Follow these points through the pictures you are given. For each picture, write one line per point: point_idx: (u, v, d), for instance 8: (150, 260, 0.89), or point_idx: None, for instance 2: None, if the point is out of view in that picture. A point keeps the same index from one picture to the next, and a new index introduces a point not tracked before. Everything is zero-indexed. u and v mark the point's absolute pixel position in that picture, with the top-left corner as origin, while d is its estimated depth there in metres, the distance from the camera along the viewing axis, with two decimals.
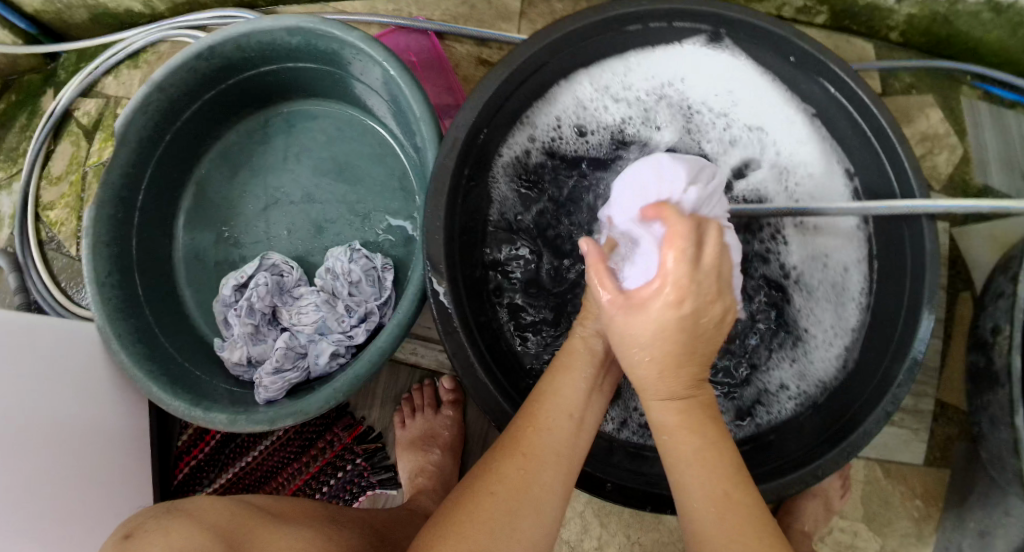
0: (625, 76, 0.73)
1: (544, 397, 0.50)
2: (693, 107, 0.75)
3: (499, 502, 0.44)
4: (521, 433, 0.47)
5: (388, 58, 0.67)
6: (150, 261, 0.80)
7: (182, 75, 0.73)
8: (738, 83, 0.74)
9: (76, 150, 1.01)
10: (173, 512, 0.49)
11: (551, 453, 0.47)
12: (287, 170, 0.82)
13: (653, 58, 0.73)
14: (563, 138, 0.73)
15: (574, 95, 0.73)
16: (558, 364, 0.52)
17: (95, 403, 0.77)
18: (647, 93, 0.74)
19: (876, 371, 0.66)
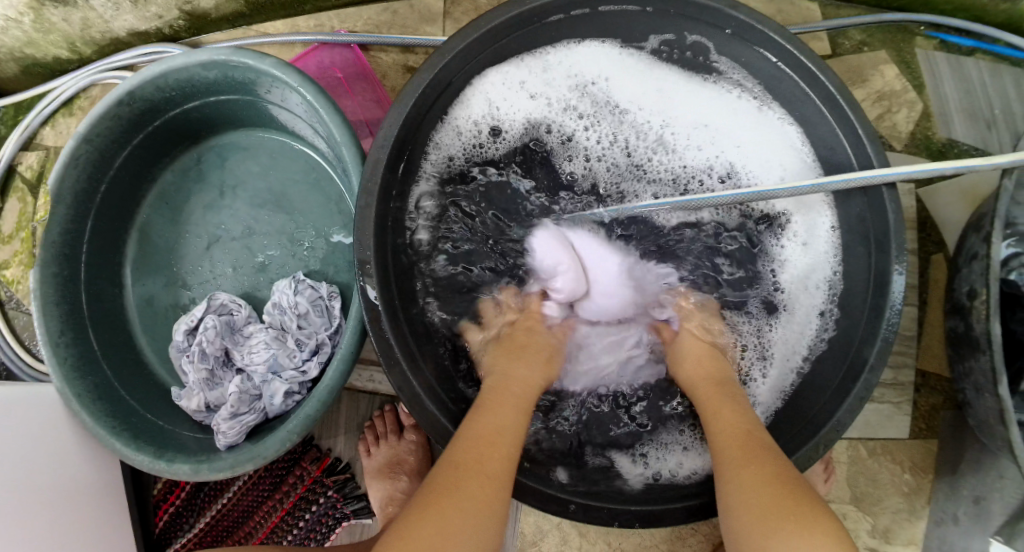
0: (539, 85, 0.71)
1: (493, 424, 0.55)
2: (613, 105, 0.73)
3: (459, 503, 0.48)
4: (481, 455, 0.52)
5: (303, 83, 0.65)
6: (102, 315, 0.78)
7: (106, 123, 0.71)
8: (654, 75, 0.72)
9: (24, 206, 0.99)
10: None
11: (501, 472, 0.52)
12: (224, 206, 0.81)
13: (565, 60, 0.71)
14: (483, 146, 0.71)
15: (492, 107, 0.70)
16: (501, 400, 0.58)
17: (64, 464, 0.76)
18: (560, 100, 0.72)
19: (844, 361, 0.65)
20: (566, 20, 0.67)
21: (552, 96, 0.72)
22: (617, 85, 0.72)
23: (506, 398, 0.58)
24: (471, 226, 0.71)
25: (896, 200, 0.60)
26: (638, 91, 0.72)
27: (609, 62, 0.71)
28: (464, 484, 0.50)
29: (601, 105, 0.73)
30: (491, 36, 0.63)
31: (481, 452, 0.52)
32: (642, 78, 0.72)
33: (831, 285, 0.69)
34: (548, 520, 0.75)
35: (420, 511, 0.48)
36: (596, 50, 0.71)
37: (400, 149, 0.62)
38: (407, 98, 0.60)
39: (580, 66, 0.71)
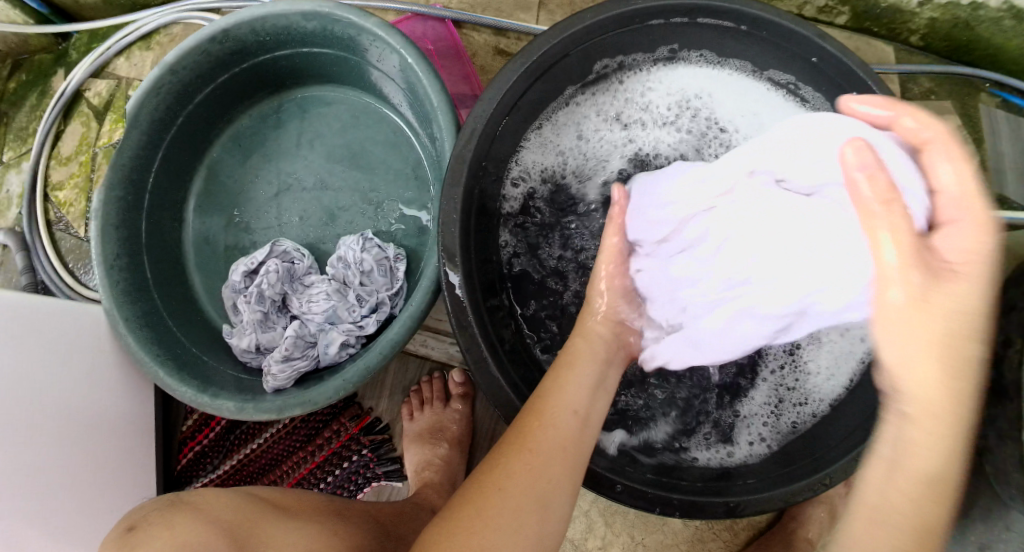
0: (626, 93, 0.75)
1: (545, 395, 0.53)
2: (704, 126, 0.75)
3: (506, 496, 0.46)
4: (526, 428, 0.50)
5: (405, 46, 0.66)
6: (159, 245, 0.79)
7: (195, 58, 0.72)
8: (750, 104, 0.74)
9: (86, 130, 1.00)
10: (178, 506, 0.50)
11: (553, 447, 0.49)
12: (299, 155, 0.82)
13: (663, 76, 0.75)
14: (567, 146, 0.74)
15: (580, 109, 0.74)
16: (562, 364, 0.56)
17: (99, 387, 0.76)
18: (655, 115, 0.75)
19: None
20: (664, 26, 0.68)
21: (640, 109, 0.75)
22: (705, 110, 0.75)
23: (564, 365, 0.56)
24: (546, 217, 0.73)
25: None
26: (731, 117, 0.74)
27: (697, 88, 0.75)
28: (509, 461, 0.48)
29: (693, 124, 0.75)
30: (595, 30, 0.65)
31: (526, 427, 0.50)
32: (735, 107, 0.74)
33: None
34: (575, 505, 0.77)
35: (465, 488, 0.48)
36: (686, 73, 0.75)
37: (505, 110, 0.64)
38: (509, 74, 0.61)
39: (676, 82, 0.75)
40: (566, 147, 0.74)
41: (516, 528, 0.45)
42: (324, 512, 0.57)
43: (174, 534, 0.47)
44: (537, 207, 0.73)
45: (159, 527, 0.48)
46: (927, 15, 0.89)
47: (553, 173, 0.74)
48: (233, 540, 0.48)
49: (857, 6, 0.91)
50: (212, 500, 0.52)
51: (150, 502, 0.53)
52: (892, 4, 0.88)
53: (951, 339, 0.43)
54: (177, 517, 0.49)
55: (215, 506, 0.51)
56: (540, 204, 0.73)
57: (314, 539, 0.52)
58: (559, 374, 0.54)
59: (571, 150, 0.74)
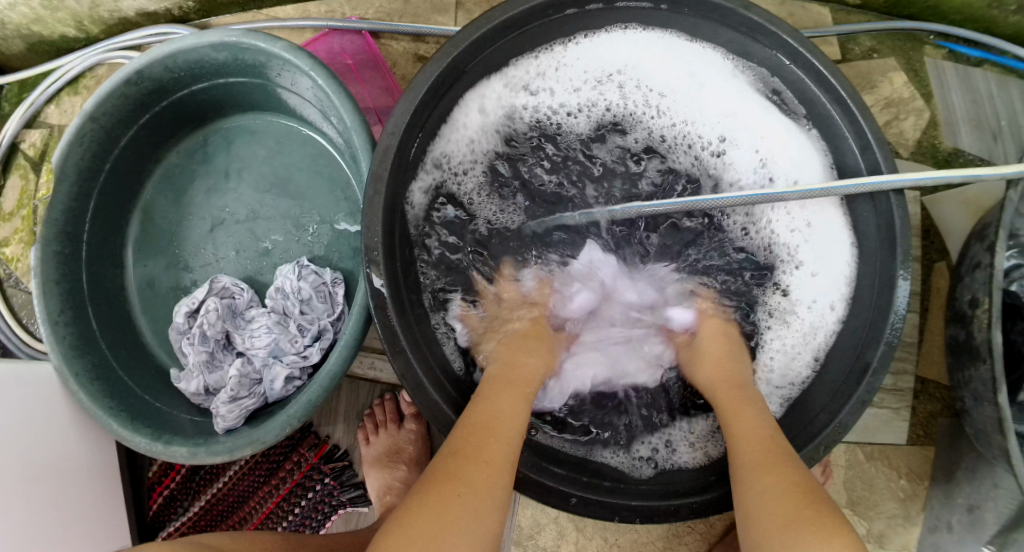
0: (551, 65, 0.71)
1: (488, 412, 0.55)
2: (638, 98, 0.73)
3: (465, 502, 0.48)
4: (484, 443, 0.52)
5: (314, 68, 0.65)
6: (102, 295, 0.77)
7: (114, 101, 0.71)
8: (681, 66, 0.71)
9: (25, 183, 0.98)
10: None
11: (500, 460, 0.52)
12: (229, 188, 0.80)
13: (591, 50, 0.71)
14: (495, 132, 0.72)
15: (504, 92, 0.71)
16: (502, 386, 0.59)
17: (59, 444, 0.75)
18: (588, 93, 0.73)
19: (849, 361, 0.65)
20: (582, 14, 0.68)
21: (565, 85, 0.72)
22: (635, 78, 0.72)
23: (507, 385, 0.59)
24: (484, 206, 0.73)
25: (903, 205, 0.60)
26: (664, 85, 0.72)
27: (628, 57, 0.71)
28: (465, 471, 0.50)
29: (625, 97, 0.73)
30: (509, 24, 0.63)
31: (480, 439, 0.52)
32: (668, 71, 0.71)
33: (841, 294, 0.68)
34: (545, 513, 0.76)
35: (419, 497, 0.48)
36: (617, 40, 0.70)
37: (419, 125, 0.63)
38: (420, 87, 0.60)
39: (607, 55, 0.71)
40: (495, 134, 0.72)
41: (475, 528, 0.47)
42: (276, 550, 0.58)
43: None
44: (473, 198, 0.73)
45: None
46: None
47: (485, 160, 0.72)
48: None
49: None
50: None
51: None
52: None
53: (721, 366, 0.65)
54: None
55: None
56: (474, 195, 0.72)
57: None
58: (512, 397, 0.58)
59: (502, 136, 0.73)
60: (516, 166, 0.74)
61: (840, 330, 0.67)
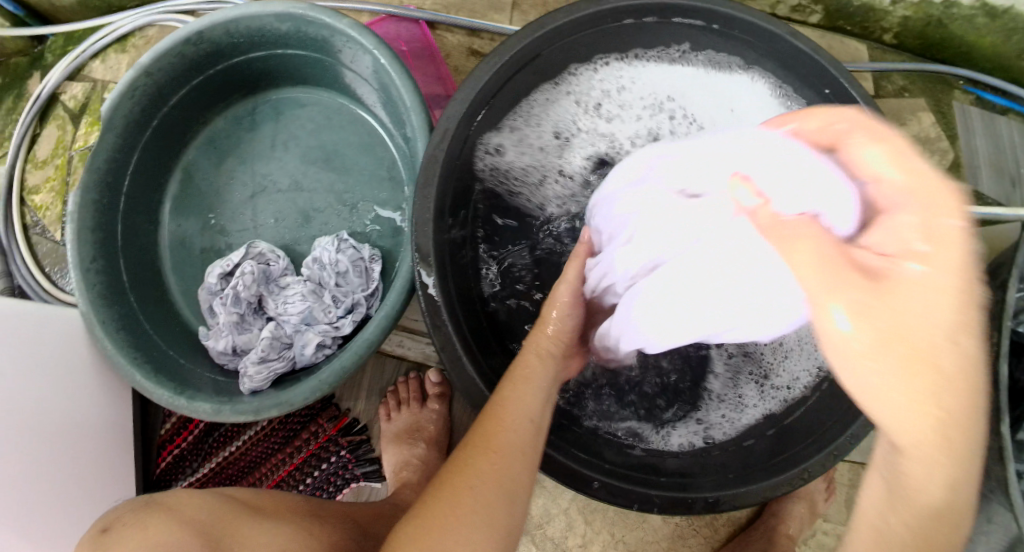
0: (602, 86, 0.74)
1: (504, 402, 0.53)
2: (682, 124, 0.74)
3: (476, 496, 0.48)
4: (488, 433, 0.51)
5: (378, 47, 0.67)
6: (135, 249, 0.78)
7: (169, 59, 0.72)
8: (728, 100, 0.74)
9: (62, 134, 0.99)
10: (152, 506, 0.53)
11: (514, 449, 0.51)
12: (274, 157, 0.82)
13: (646, 73, 0.74)
14: (539, 144, 0.73)
15: (553, 105, 0.73)
16: (515, 375, 0.56)
17: (77, 391, 0.76)
18: (633, 120, 0.74)
19: None
20: (636, 26, 0.70)
21: (617, 106, 0.74)
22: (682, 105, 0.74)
23: (522, 368, 0.57)
24: (523, 202, 0.74)
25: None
26: (708, 115, 0.74)
27: (679, 87, 0.74)
28: (474, 464, 0.50)
29: (673, 125, 0.74)
30: (568, 28, 0.66)
31: (492, 435, 0.51)
32: (714, 102, 0.74)
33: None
34: (556, 504, 0.79)
35: (434, 491, 0.49)
36: (669, 70, 0.74)
37: (480, 105, 0.65)
38: (478, 80, 0.62)
39: (662, 79, 0.74)
40: (538, 147, 0.73)
41: (487, 521, 0.47)
42: (301, 513, 0.60)
43: (148, 534, 0.49)
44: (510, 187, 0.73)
45: (131, 528, 0.50)
46: (899, 13, 0.89)
47: (527, 163, 0.73)
48: (205, 538, 0.50)
49: (831, 6, 0.90)
50: (185, 501, 0.54)
51: (126, 503, 0.55)
52: (865, 3, 0.88)
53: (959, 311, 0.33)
54: (149, 518, 0.51)
55: (189, 507, 0.53)
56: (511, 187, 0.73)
57: (287, 537, 0.54)
58: (520, 380, 0.55)
59: (544, 149, 0.74)
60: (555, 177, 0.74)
61: None
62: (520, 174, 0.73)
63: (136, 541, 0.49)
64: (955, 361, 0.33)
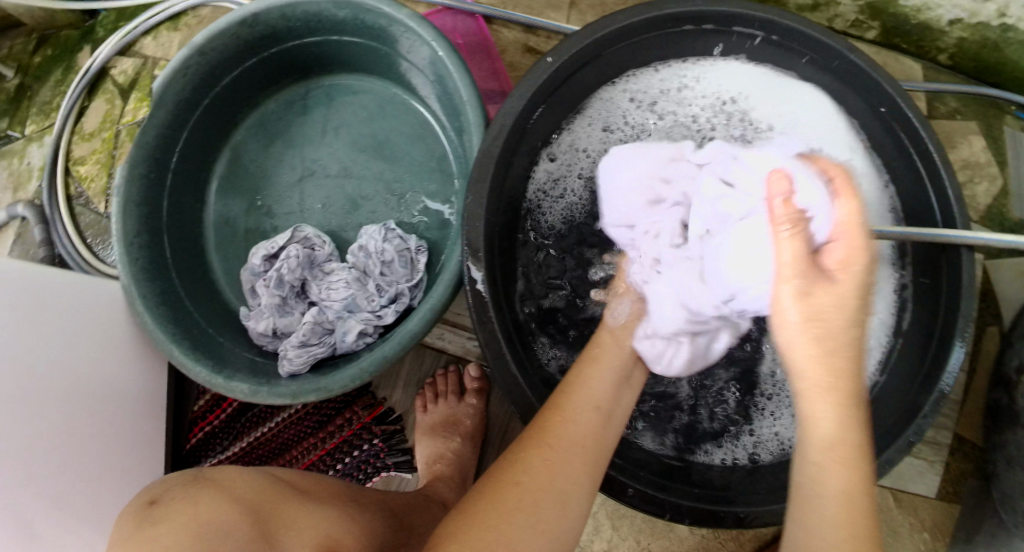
0: (662, 86, 0.74)
1: (569, 394, 0.55)
2: (740, 127, 0.74)
3: (528, 491, 0.47)
4: (548, 423, 0.52)
5: (436, 38, 0.67)
6: (180, 226, 0.79)
7: (224, 40, 0.72)
8: (789, 106, 0.73)
9: (110, 108, 1.00)
10: (202, 483, 0.54)
11: (573, 445, 0.51)
12: (324, 143, 0.82)
13: (711, 71, 0.74)
14: (596, 140, 0.74)
15: (614, 101, 0.73)
16: (587, 360, 0.59)
17: (116, 363, 0.76)
18: (688, 122, 0.75)
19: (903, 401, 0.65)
20: (695, 31, 0.68)
21: (673, 106, 0.74)
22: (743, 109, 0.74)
23: (588, 359, 0.59)
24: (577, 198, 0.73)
25: (972, 263, 0.61)
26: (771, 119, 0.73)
27: (743, 90, 0.73)
28: (528, 458, 0.50)
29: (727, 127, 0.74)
30: (630, 31, 0.65)
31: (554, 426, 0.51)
32: (774, 107, 0.73)
33: (890, 330, 0.70)
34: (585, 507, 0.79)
35: (487, 482, 0.49)
36: (735, 71, 0.73)
37: (539, 100, 0.65)
38: (532, 81, 0.62)
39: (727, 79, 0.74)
40: (595, 142, 0.73)
41: (535, 522, 0.46)
42: (343, 498, 0.60)
43: (198, 507, 0.50)
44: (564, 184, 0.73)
45: (182, 501, 0.51)
46: (955, 34, 0.87)
47: (582, 157, 0.73)
48: (254, 517, 0.51)
49: (887, 22, 0.89)
50: (236, 477, 0.56)
51: (176, 477, 0.57)
52: (923, 20, 0.86)
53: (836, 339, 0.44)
54: (199, 492, 0.52)
55: (238, 485, 0.55)
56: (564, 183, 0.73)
57: (331, 522, 0.55)
58: (587, 367, 0.57)
59: (600, 144, 0.74)
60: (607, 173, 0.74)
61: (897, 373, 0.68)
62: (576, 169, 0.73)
63: (187, 512, 0.50)
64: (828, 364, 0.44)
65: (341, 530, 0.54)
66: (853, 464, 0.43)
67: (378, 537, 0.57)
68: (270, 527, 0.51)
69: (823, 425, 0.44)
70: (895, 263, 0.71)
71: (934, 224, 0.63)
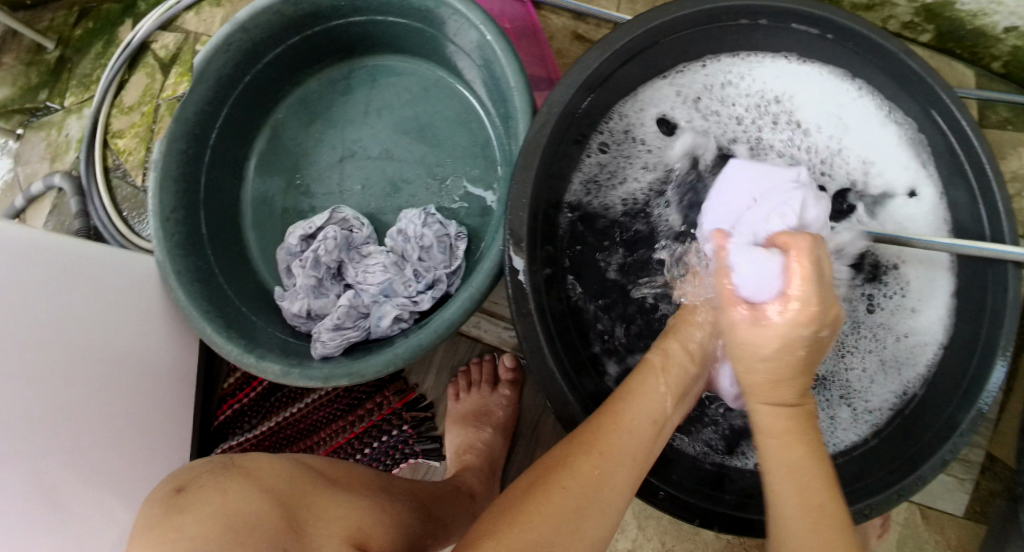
0: (705, 83, 0.72)
1: (629, 401, 0.53)
2: (785, 127, 0.72)
3: (572, 497, 0.46)
4: (601, 429, 0.50)
5: (486, 22, 0.66)
6: (216, 202, 0.79)
7: (267, 17, 0.72)
8: (835, 109, 0.71)
9: (150, 82, 1.00)
10: (228, 470, 0.50)
11: (623, 455, 0.49)
12: (366, 124, 0.81)
13: (756, 70, 0.72)
14: (635, 135, 0.72)
15: (655, 96, 0.72)
16: (649, 367, 0.56)
17: (147, 337, 0.76)
18: (731, 119, 0.73)
19: (941, 416, 0.63)
20: (752, 27, 0.67)
21: (716, 103, 0.73)
22: (788, 109, 0.72)
23: (653, 365, 0.56)
24: (614, 194, 0.72)
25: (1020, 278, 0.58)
26: (816, 119, 0.72)
27: (789, 90, 0.72)
28: (575, 462, 0.48)
29: (773, 127, 0.72)
30: (681, 23, 0.63)
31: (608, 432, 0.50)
32: (821, 108, 0.71)
33: (935, 341, 0.67)
34: None
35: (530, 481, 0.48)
36: (781, 70, 0.71)
37: (589, 89, 0.64)
38: (581, 69, 0.61)
39: (774, 77, 0.72)
40: (632, 137, 0.72)
41: (576, 529, 0.45)
42: (372, 488, 0.59)
43: (227, 498, 0.47)
44: (603, 177, 0.72)
45: (210, 489, 0.48)
46: (1011, 43, 0.82)
47: (619, 152, 0.72)
48: (283, 508, 0.48)
49: (942, 26, 0.85)
50: (263, 467, 0.52)
51: (202, 461, 0.52)
52: (978, 27, 0.82)
53: (782, 373, 0.52)
54: (226, 481, 0.49)
55: (266, 474, 0.51)
56: (600, 176, 0.72)
57: (360, 514, 0.54)
58: (648, 377, 0.55)
59: (638, 139, 0.73)
60: (643, 169, 0.73)
61: (935, 389, 0.65)
62: (613, 163, 0.72)
63: (214, 503, 0.46)
64: (770, 378, 0.53)
65: (367, 522, 0.53)
66: (795, 438, 0.50)
67: (404, 531, 0.57)
68: (300, 520, 0.48)
69: (761, 418, 0.53)
70: (948, 270, 0.67)
71: (983, 237, 0.61)
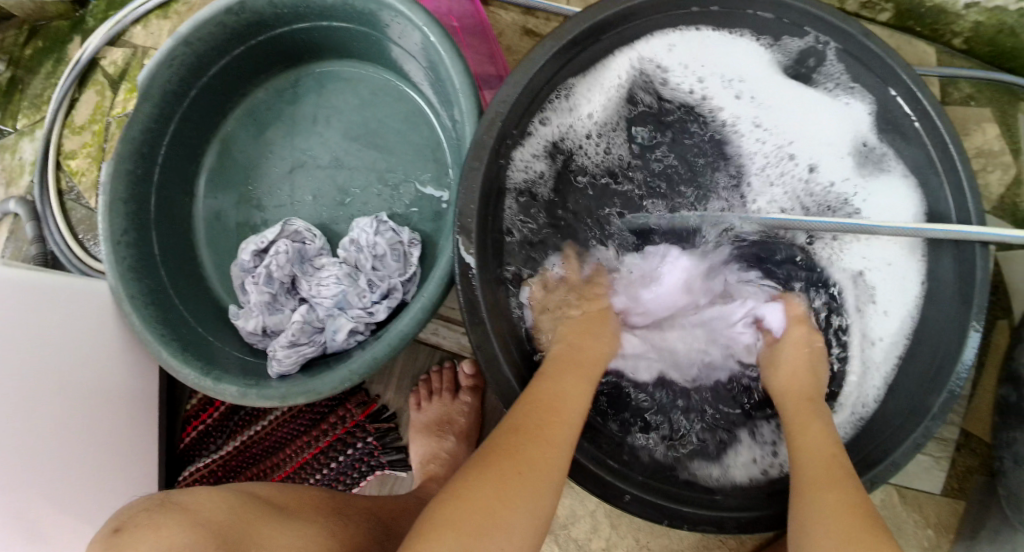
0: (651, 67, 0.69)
1: (558, 392, 0.53)
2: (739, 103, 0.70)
3: (526, 482, 0.46)
4: (543, 419, 0.50)
5: (429, 24, 0.65)
6: (168, 221, 0.77)
7: (210, 28, 0.70)
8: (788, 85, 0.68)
9: (100, 99, 0.98)
10: (166, 507, 0.49)
11: (548, 436, 0.49)
12: (315, 132, 0.80)
13: (703, 50, 0.68)
14: (580, 126, 0.69)
15: (600, 84, 0.68)
16: (568, 362, 0.58)
17: (107, 363, 0.74)
18: (681, 103, 0.71)
19: (910, 401, 0.62)
20: (702, 14, 0.66)
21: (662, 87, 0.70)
22: (740, 89, 0.70)
23: (572, 363, 0.58)
24: (562, 190, 0.70)
25: (987, 257, 0.58)
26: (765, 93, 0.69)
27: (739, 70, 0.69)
28: (524, 448, 0.48)
29: (722, 109, 0.70)
30: (628, 15, 0.62)
31: (544, 420, 0.50)
32: (774, 85, 0.69)
33: (909, 330, 0.65)
34: (583, 505, 0.78)
35: (480, 470, 0.47)
36: (731, 49, 0.68)
37: (532, 91, 0.62)
38: (529, 66, 0.59)
39: (725, 54, 0.68)
40: (577, 128, 0.69)
41: (533, 509, 0.45)
42: (324, 508, 0.59)
43: (162, 534, 0.46)
44: (551, 173, 0.69)
45: (147, 526, 0.47)
46: (971, 18, 0.81)
47: (566, 145, 0.69)
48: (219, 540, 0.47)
49: (901, 3, 0.83)
50: (202, 502, 0.51)
51: (140, 500, 0.52)
52: (937, 4, 0.81)
53: (799, 376, 0.61)
54: (162, 517, 0.48)
55: (206, 508, 0.50)
56: (550, 172, 0.69)
57: (308, 538, 0.53)
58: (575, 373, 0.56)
59: (582, 129, 0.69)
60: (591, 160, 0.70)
61: (904, 374, 0.64)
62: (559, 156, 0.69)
63: (148, 541, 0.45)
64: (790, 380, 0.61)
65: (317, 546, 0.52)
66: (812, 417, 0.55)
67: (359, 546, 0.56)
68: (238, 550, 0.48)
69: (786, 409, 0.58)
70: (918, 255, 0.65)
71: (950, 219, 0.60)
